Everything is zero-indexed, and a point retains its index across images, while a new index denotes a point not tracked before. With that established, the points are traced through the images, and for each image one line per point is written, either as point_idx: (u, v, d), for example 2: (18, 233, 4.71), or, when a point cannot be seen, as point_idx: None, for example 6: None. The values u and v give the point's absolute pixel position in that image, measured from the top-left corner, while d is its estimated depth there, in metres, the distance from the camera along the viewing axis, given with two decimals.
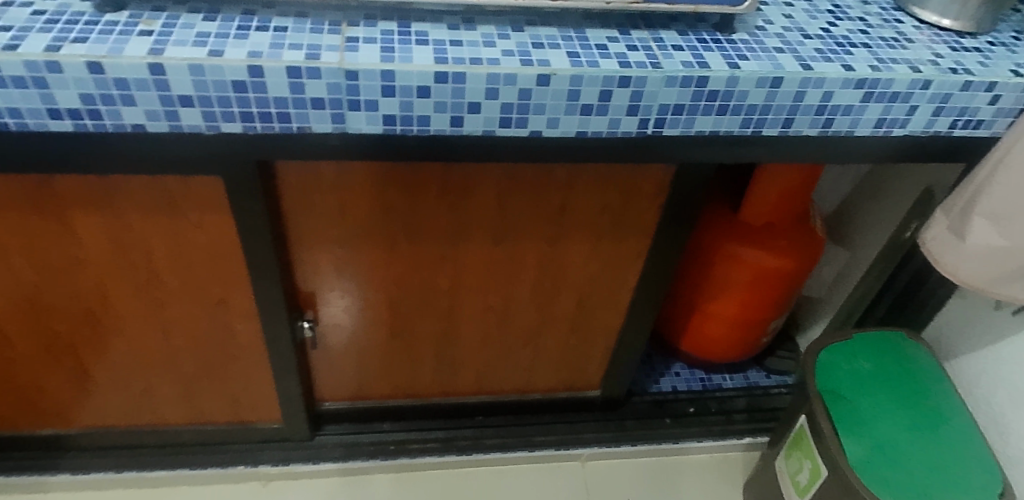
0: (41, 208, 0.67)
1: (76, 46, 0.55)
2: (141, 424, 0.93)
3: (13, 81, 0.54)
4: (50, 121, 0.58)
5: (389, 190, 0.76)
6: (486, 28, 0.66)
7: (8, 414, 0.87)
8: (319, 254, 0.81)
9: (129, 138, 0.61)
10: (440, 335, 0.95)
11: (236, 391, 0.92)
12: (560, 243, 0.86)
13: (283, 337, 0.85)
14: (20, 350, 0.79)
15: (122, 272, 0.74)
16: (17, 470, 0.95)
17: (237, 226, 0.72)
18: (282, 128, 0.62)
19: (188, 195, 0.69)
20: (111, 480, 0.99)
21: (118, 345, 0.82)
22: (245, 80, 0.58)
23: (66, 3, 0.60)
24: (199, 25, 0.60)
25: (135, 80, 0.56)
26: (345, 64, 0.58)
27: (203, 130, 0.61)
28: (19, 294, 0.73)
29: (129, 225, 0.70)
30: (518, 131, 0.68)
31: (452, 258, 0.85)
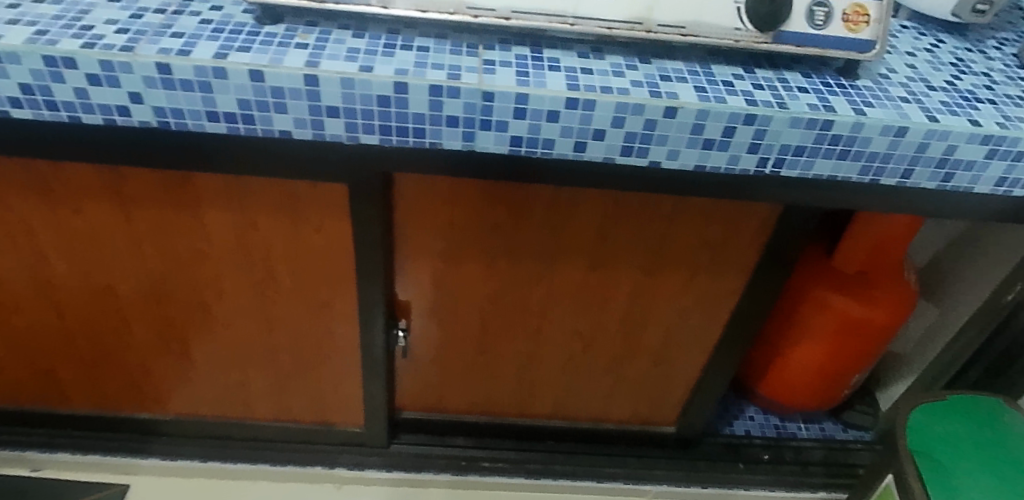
0: (179, 202, 0.70)
1: (240, 54, 0.59)
2: (233, 417, 0.97)
3: (182, 84, 0.58)
4: (207, 123, 0.61)
5: (497, 208, 0.77)
6: (615, 58, 0.68)
7: (112, 394, 0.92)
8: (420, 265, 0.83)
9: (273, 142, 0.64)
10: (525, 357, 0.95)
11: (324, 392, 0.94)
12: (656, 275, 0.86)
13: (377, 343, 0.87)
14: (137, 334, 0.83)
15: (240, 268, 0.77)
16: (111, 449, 1.00)
17: (354, 232, 0.75)
18: (416, 143, 0.65)
19: (314, 199, 0.72)
20: (197, 469, 1.03)
21: (224, 337, 0.85)
22: (390, 96, 0.60)
23: (229, 13, 0.64)
24: (350, 41, 0.63)
25: (290, 89, 0.59)
26: (484, 86, 0.61)
27: (343, 140, 0.64)
28: (146, 281, 0.78)
29: (255, 224, 0.73)
30: (637, 161, 0.68)
31: (547, 278, 0.85)
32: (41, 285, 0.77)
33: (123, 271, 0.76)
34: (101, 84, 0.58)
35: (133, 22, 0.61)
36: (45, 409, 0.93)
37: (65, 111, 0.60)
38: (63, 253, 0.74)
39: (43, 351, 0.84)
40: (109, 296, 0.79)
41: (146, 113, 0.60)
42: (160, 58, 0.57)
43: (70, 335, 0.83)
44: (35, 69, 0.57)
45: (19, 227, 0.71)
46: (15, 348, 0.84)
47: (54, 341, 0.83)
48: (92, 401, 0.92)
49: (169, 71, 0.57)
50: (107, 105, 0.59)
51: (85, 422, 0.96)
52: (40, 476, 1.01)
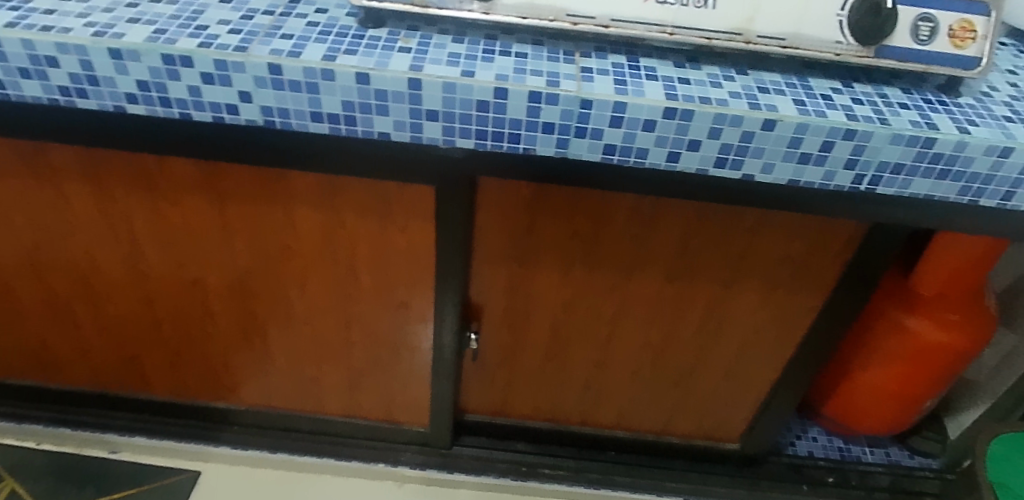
0: (272, 199, 0.72)
1: (347, 57, 0.60)
2: (304, 410, 1.00)
3: (291, 85, 0.59)
4: (310, 123, 0.62)
5: (576, 218, 0.76)
6: (711, 68, 0.67)
7: (192, 383, 0.95)
8: (495, 272, 0.82)
9: (371, 144, 0.65)
10: (593, 366, 0.94)
11: (393, 391, 0.96)
12: (733, 290, 0.84)
13: (449, 345, 0.88)
14: (220, 325, 0.86)
15: (323, 265, 0.79)
16: (185, 435, 1.03)
17: (437, 234, 0.76)
18: (510, 148, 0.65)
19: (402, 201, 0.73)
20: (266, 459, 1.05)
21: (302, 332, 0.87)
22: (489, 101, 0.61)
23: (334, 16, 0.65)
24: (450, 46, 0.64)
25: (393, 92, 0.60)
26: (582, 93, 0.61)
27: (439, 143, 0.65)
28: (233, 275, 0.80)
29: (343, 223, 0.74)
30: (730, 174, 0.67)
31: (622, 289, 0.84)
32: (134, 274, 0.80)
33: (211, 263, 0.78)
34: (213, 83, 0.59)
35: (245, 23, 0.62)
36: (129, 393, 0.97)
37: (177, 108, 0.61)
38: (157, 244, 0.76)
39: (130, 337, 0.88)
40: (197, 287, 0.81)
41: (254, 112, 0.61)
42: (272, 59, 0.58)
43: (156, 323, 0.86)
44: (154, 67, 0.58)
45: (119, 218, 0.74)
46: (105, 333, 0.87)
47: (142, 329, 0.86)
48: (172, 388, 0.96)
49: (279, 72, 0.59)
50: (218, 103, 0.61)
51: (164, 408, 0.99)
52: (119, 458, 1.05)
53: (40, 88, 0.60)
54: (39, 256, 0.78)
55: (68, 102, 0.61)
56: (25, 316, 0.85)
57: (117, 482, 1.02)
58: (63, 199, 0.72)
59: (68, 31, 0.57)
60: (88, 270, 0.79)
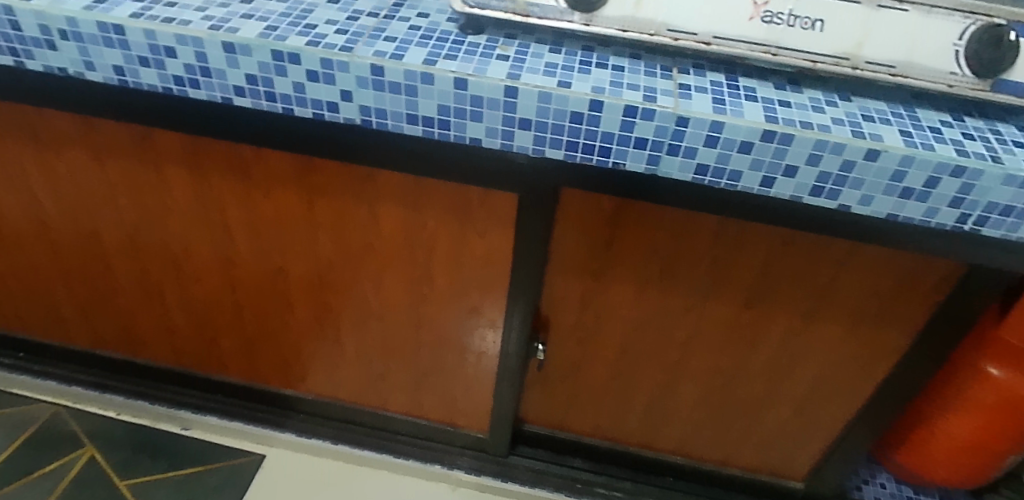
0: (358, 195, 0.73)
1: (447, 62, 0.61)
2: (368, 405, 1.02)
3: (390, 86, 0.61)
4: (406, 125, 0.63)
5: (656, 235, 0.74)
6: (813, 92, 0.65)
7: (265, 369, 0.99)
8: (568, 285, 0.81)
9: (462, 148, 0.66)
10: (658, 387, 0.93)
11: (457, 394, 0.97)
12: (814, 323, 0.81)
13: (515, 353, 0.88)
14: (297, 315, 0.88)
15: (401, 264, 0.80)
16: (252, 419, 1.07)
17: (516, 243, 0.75)
18: (599, 162, 0.65)
19: (484, 207, 0.73)
20: (327, 450, 1.08)
21: (374, 327, 0.88)
22: (584, 113, 0.61)
23: (435, 21, 0.66)
24: (547, 56, 0.65)
25: (489, 99, 0.61)
26: (680, 110, 0.60)
27: (529, 152, 0.65)
28: (314, 267, 0.82)
29: (424, 223, 0.75)
30: (825, 203, 0.65)
31: (697, 311, 0.82)
32: (222, 259, 0.83)
33: (295, 253, 0.81)
34: (318, 80, 0.61)
35: (350, 23, 0.64)
36: (207, 372, 1.02)
37: (281, 103, 0.63)
38: (245, 232, 0.79)
39: (212, 319, 0.91)
40: (279, 276, 0.83)
41: (352, 111, 0.63)
42: (376, 60, 0.59)
43: (237, 308, 0.89)
44: (263, 62, 0.60)
45: (213, 205, 0.76)
46: (190, 314, 0.91)
47: (226, 312, 0.90)
48: (247, 372, 1.00)
49: (381, 73, 0.60)
50: (320, 100, 0.62)
51: (238, 391, 1.04)
52: (189, 435, 1.09)
53: (156, 77, 0.62)
54: (137, 236, 0.81)
55: (180, 91, 0.63)
56: (119, 291, 0.90)
57: (187, 458, 1.06)
58: (165, 183, 0.75)
59: (188, 23, 0.60)
60: (180, 252, 0.82)
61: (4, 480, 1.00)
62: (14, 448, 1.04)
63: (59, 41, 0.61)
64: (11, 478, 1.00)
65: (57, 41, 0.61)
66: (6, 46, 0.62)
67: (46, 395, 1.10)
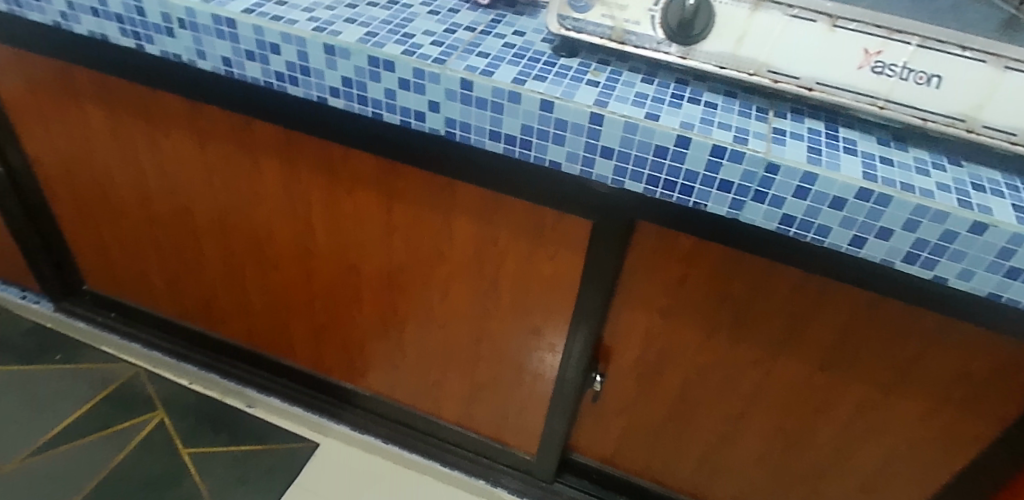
0: (434, 205, 0.74)
1: (536, 83, 0.61)
2: (422, 410, 1.03)
3: (477, 101, 0.61)
4: (488, 141, 0.64)
5: (732, 281, 0.71)
6: (919, 152, 0.61)
7: (328, 359, 1.02)
8: (634, 319, 0.79)
9: (541, 170, 0.66)
10: (717, 436, 0.89)
11: (508, 412, 0.96)
12: (897, 397, 0.75)
13: (572, 380, 0.87)
14: (363, 312, 0.90)
15: (468, 276, 0.80)
16: (314, 407, 1.11)
17: (586, 270, 0.74)
18: (679, 200, 0.63)
19: (557, 231, 0.72)
20: (377, 448, 1.10)
21: (435, 335, 0.89)
22: (669, 148, 0.59)
23: (530, 40, 0.66)
24: (639, 85, 0.63)
25: (574, 124, 0.60)
26: (770, 156, 0.57)
27: (608, 182, 0.64)
28: (383, 267, 0.83)
29: (496, 240, 0.75)
30: (919, 272, 0.60)
31: (766, 365, 0.78)
32: (301, 250, 0.85)
33: (368, 253, 0.82)
34: (408, 89, 0.62)
35: (447, 36, 0.64)
36: (275, 354, 1.06)
37: (372, 107, 0.65)
38: (324, 227, 0.81)
39: (286, 305, 0.95)
40: (351, 273, 0.86)
41: (438, 122, 0.64)
42: (466, 75, 0.60)
43: (310, 298, 0.92)
44: (359, 67, 0.62)
45: (298, 198, 0.79)
46: (266, 297, 0.95)
47: (299, 300, 0.93)
48: (312, 360, 1.03)
49: (470, 87, 0.60)
50: (408, 108, 0.63)
51: (301, 377, 1.08)
52: (252, 413, 1.13)
53: (260, 71, 0.65)
54: (226, 218, 0.85)
55: (280, 87, 0.66)
56: (205, 268, 0.95)
57: (248, 435, 1.10)
58: (256, 172, 0.78)
59: (294, 23, 0.62)
60: (263, 237, 0.86)
61: (83, 431, 1.07)
62: (95, 401, 1.11)
63: (177, 29, 0.65)
64: (89, 430, 1.07)
65: (175, 30, 0.65)
66: (131, 30, 0.66)
67: (129, 355, 1.17)
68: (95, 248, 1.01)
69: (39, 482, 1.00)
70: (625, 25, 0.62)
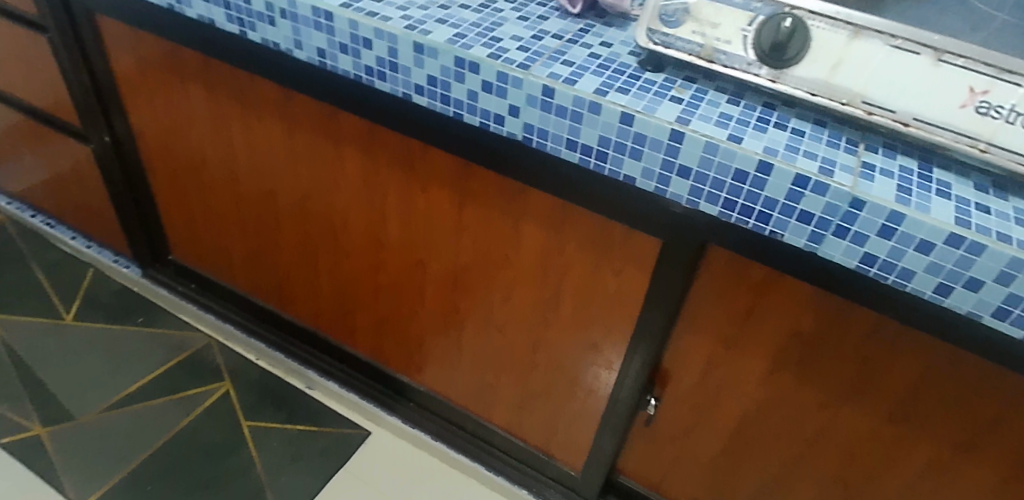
0: (506, 209, 0.74)
1: (618, 95, 0.60)
2: (472, 412, 1.03)
3: (558, 109, 0.61)
4: (564, 150, 0.64)
5: (803, 317, 0.68)
6: (1021, 201, 0.56)
7: (388, 351, 1.04)
8: (697, 345, 0.77)
9: (614, 184, 0.65)
10: (774, 477, 0.85)
11: (558, 424, 0.95)
12: (978, 461, 0.69)
13: (626, 400, 0.85)
14: (426, 308, 0.92)
15: (532, 283, 0.80)
16: (370, 396, 1.13)
17: (651, 290, 0.73)
18: (755, 227, 0.61)
19: (626, 247, 0.71)
20: (426, 444, 1.11)
21: (493, 338, 0.89)
22: (749, 172, 0.57)
23: (617, 52, 0.66)
24: (724, 106, 0.62)
25: (652, 140, 0.59)
26: (856, 191, 0.54)
27: (682, 202, 0.62)
28: (449, 266, 0.84)
29: (562, 251, 0.74)
30: (1009, 330, 0.56)
31: (833, 410, 0.74)
32: (373, 241, 0.87)
33: (436, 251, 0.83)
34: (491, 92, 0.63)
35: (534, 42, 0.65)
36: (337, 340, 1.09)
37: (453, 107, 0.66)
38: (397, 221, 0.83)
39: (353, 292, 0.97)
40: (418, 269, 0.87)
41: (516, 127, 0.64)
42: (549, 82, 0.60)
43: (377, 288, 0.94)
44: (446, 66, 0.63)
45: (375, 190, 0.81)
46: (336, 283, 0.98)
47: (367, 290, 0.95)
48: (372, 349, 1.06)
49: (551, 95, 0.60)
50: (489, 111, 0.64)
51: (360, 365, 1.10)
52: (311, 394, 1.16)
53: (351, 64, 0.67)
54: (307, 204, 0.89)
55: (368, 81, 0.68)
56: (282, 249, 0.98)
57: (304, 416, 1.13)
58: (338, 162, 0.80)
59: (387, 20, 0.64)
60: (338, 225, 0.89)
61: (154, 393, 1.13)
62: (169, 366, 1.17)
63: (278, 19, 0.68)
64: (160, 393, 1.13)
65: (277, 19, 0.68)
66: (236, 16, 0.70)
67: (204, 326, 1.23)
68: (183, 221, 1.07)
69: (110, 436, 1.07)
70: (716, 43, 0.60)
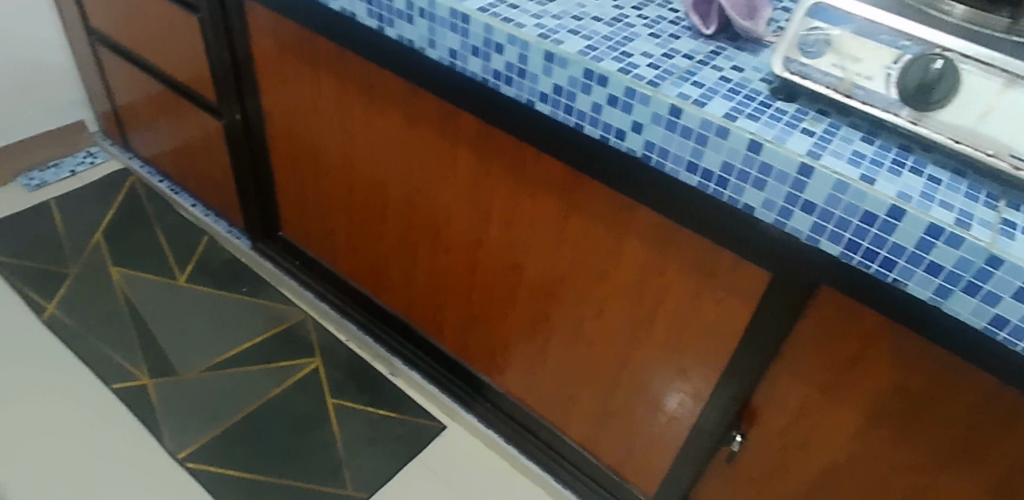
0: (613, 225, 0.74)
1: (748, 122, 0.59)
2: (548, 421, 1.03)
3: (683, 130, 0.60)
4: (683, 172, 0.63)
5: (914, 375, 0.64)
6: None
7: (473, 349, 1.05)
8: (793, 388, 0.73)
9: (731, 211, 0.64)
10: None
11: (635, 446, 0.94)
12: None
13: (710, 431, 0.83)
14: (517, 312, 0.92)
15: (627, 300, 0.79)
16: (448, 392, 1.14)
17: (754, 324, 0.70)
18: (877, 273, 0.58)
19: (733, 277, 0.69)
20: (498, 446, 1.11)
21: (580, 351, 0.89)
22: (878, 215, 0.55)
23: (748, 78, 0.65)
24: (856, 143, 0.60)
25: (778, 171, 0.58)
26: (995, 248, 0.51)
27: (801, 237, 0.60)
28: (546, 274, 0.84)
29: (664, 272, 0.73)
30: None
31: (930, 480, 0.69)
32: (473, 240, 0.89)
33: (535, 258, 0.84)
34: (616, 106, 0.63)
35: (664, 60, 0.64)
36: (424, 331, 1.11)
37: (575, 118, 0.66)
38: (501, 224, 0.84)
39: (448, 288, 0.99)
40: (515, 273, 0.88)
41: (637, 143, 0.64)
42: (677, 102, 0.59)
43: (470, 286, 0.95)
44: (574, 77, 0.63)
45: (483, 191, 0.83)
46: (432, 277, 1.00)
47: (461, 288, 0.97)
48: (457, 345, 1.07)
49: (678, 115, 0.60)
50: (611, 125, 0.64)
51: (442, 359, 1.12)
52: (394, 381, 1.20)
53: (480, 67, 0.69)
54: (415, 197, 0.91)
55: (494, 84, 0.69)
56: (385, 238, 1.02)
57: (386, 402, 1.16)
58: (451, 159, 0.82)
59: (521, 27, 0.65)
60: (442, 221, 0.91)
61: (250, 360, 1.19)
62: (266, 337, 1.23)
63: (417, 17, 0.70)
64: (256, 361, 1.19)
65: (414, 18, 0.70)
66: (376, 12, 0.73)
67: (302, 302, 1.29)
68: (296, 200, 1.12)
69: (208, 396, 1.13)
70: (856, 78, 0.58)
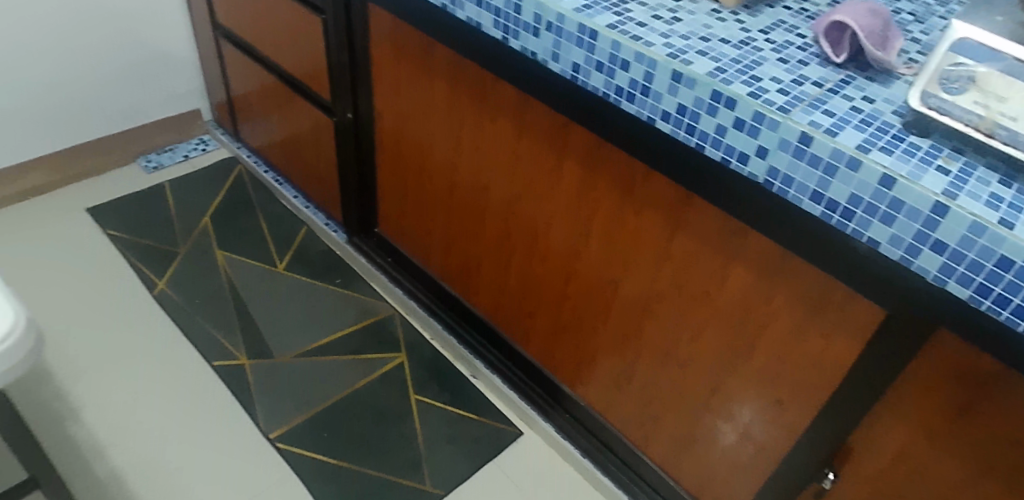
0: (722, 249, 0.73)
1: (882, 155, 0.57)
2: (628, 438, 1.03)
3: (811, 158, 0.60)
4: (806, 200, 0.62)
5: None
6: None
7: (558, 358, 1.06)
8: (895, 435, 0.70)
9: (852, 245, 0.62)
10: None
11: (718, 473, 0.92)
12: None
13: (801, 466, 0.81)
14: (607, 326, 0.93)
15: (726, 325, 0.78)
16: (528, 398, 1.15)
17: (862, 362, 0.68)
18: (1009, 322, 0.55)
19: (845, 311, 0.67)
20: (573, 458, 1.11)
21: (670, 371, 0.89)
22: (1016, 262, 0.52)
23: (880, 109, 0.63)
24: (994, 186, 0.56)
25: (910, 208, 0.56)
26: None
27: (927, 277, 0.58)
28: (643, 291, 0.84)
29: (769, 299, 0.72)
30: None
31: None
32: (570, 252, 0.90)
33: (633, 274, 0.84)
34: (741, 129, 0.62)
35: (794, 86, 0.64)
36: (509, 337, 1.13)
37: (696, 139, 0.66)
38: (601, 238, 0.85)
39: (539, 297, 1.01)
40: (609, 287, 0.88)
41: (759, 168, 0.63)
42: (808, 130, 0.59)
43: (563, 297, 0.96)
44: (700, 98, 0.63)
45: (586, 204, 0.83)
46: (523, 284, 1.01)
47: (551, 297, 0.98)
48: (541, 353, 1.08)
49: (807, 142, 0.59)
50: (734, 148, 0.64)
51: (524, 365, 1.13)
52: (474, 382, 1.21)
53: (602, 82, 0.70)
54: (516, 205, 0.93)
55: (614, 100, 0.70)
56: (480, 242, 1.04)
57: (466, 402, 1.18)
58: (557, 170, 0.84)
59: (650, 45, 0.66)
60: (541, 230, 0.92)
61: (337, 350, 1.22)
62: (353, 329, 1.26)
63: (543, 31, 0.72)
64: (342, 352, 1.22)
65: (541, 31, 0.72)
66: (502, 24, 0.75)
67: (390, 297, 1.33)
68: (395, 198, 1.16)
69: (298, 382, 1.17)
70: (1000, 118, 0.56)
